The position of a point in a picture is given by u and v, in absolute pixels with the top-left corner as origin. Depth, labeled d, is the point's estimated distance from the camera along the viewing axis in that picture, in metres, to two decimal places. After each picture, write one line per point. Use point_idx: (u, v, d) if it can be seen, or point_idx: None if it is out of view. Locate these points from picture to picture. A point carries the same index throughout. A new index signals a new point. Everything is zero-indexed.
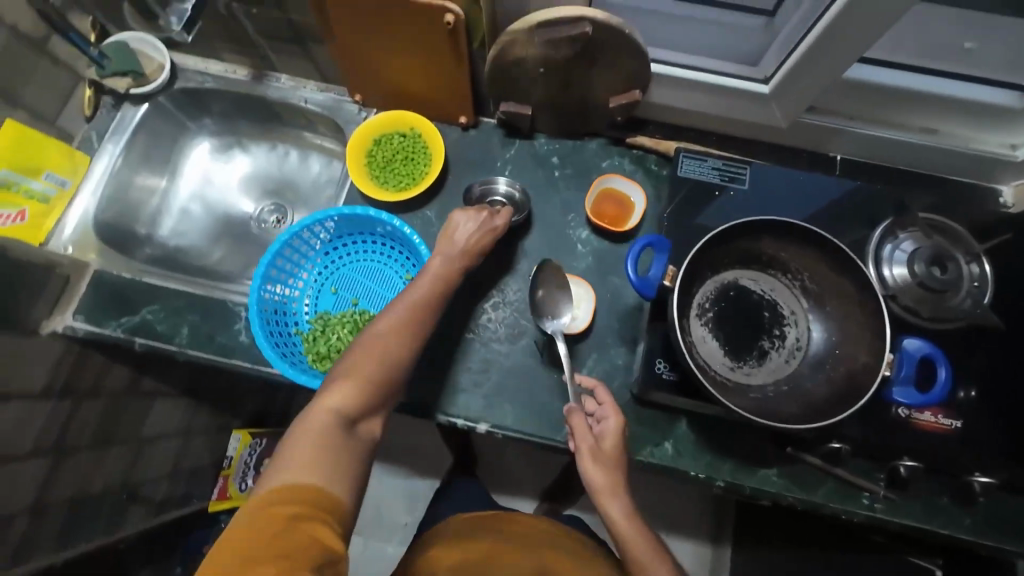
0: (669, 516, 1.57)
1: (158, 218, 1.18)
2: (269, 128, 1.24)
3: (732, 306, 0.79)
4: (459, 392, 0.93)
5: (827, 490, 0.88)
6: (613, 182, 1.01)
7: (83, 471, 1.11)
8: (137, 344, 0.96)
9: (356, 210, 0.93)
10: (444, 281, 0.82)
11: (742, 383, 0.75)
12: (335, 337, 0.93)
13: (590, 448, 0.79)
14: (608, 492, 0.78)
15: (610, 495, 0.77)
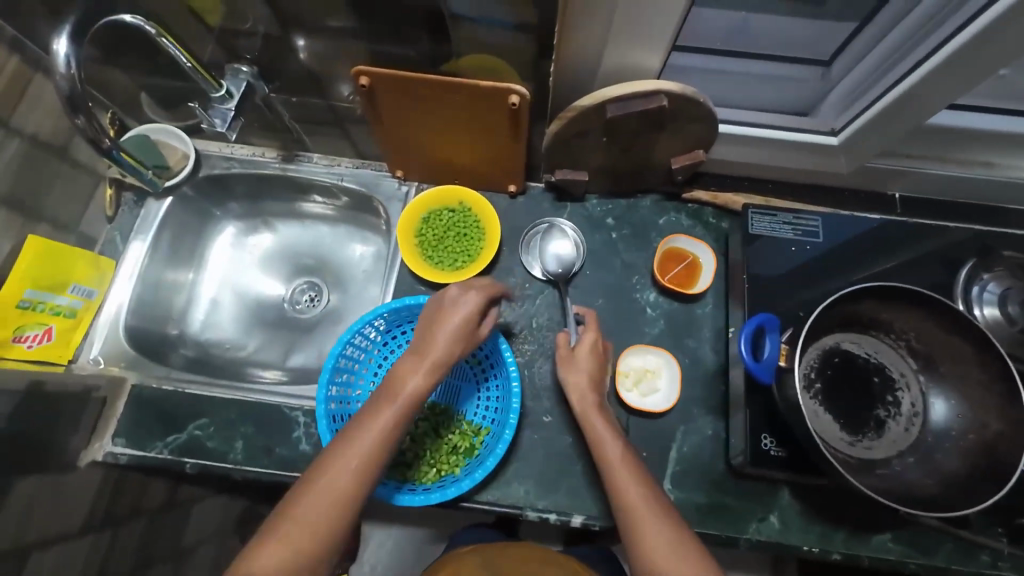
0: None
1: (188, 314, 1.10)
2: (297, 205, 1.18)
3: (840, 374, 0.75)
4: (546, 484, 0.87)
5: (946, 551, 0.83)
6: (677, 241, 0.98)
7: None
8: (187, 466, 0.87)
9: (419, 300, 0.87)
10: (438, 313, 0.70)
11: (865, 459, 0.71)
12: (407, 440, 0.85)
13: (589, 403, 0.79)
14: (620, 471, 0.70)
15: (592, 413, 0.78)
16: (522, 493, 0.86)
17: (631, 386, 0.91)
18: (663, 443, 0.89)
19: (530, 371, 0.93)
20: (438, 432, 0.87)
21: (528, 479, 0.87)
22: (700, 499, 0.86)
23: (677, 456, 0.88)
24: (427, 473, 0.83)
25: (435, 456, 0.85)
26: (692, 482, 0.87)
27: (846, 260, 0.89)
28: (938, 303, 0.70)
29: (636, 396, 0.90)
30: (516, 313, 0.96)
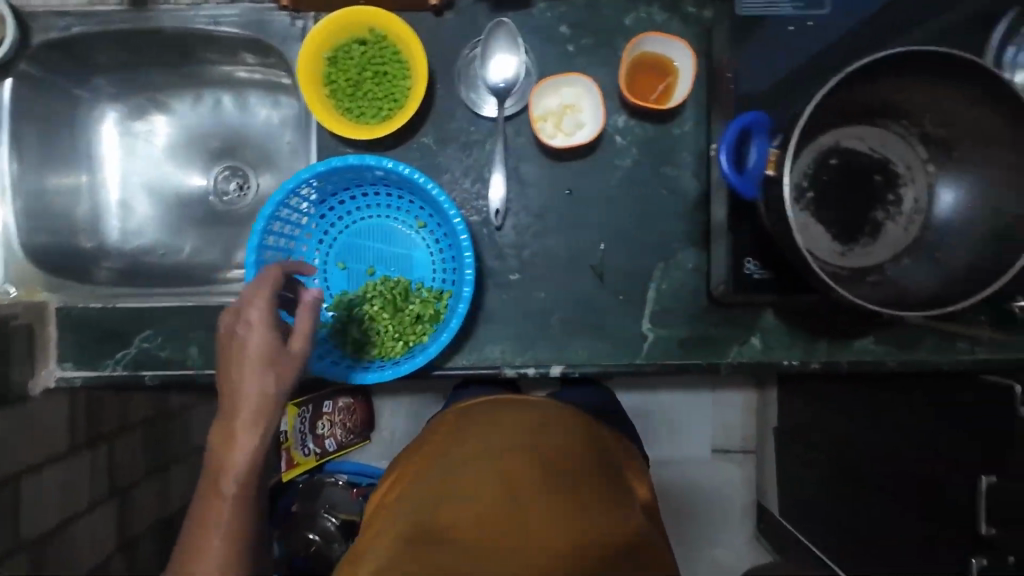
0: None
1: (101, 222, 0.96)
2: (183, 72, 0.96)
3: (837, 177, 0.65)
4: (522, 342, 0.83)
5: (927, 344, 0.83)
6: (647, 44, 0.78)
7: (154, 497, 1.09)
8: (145, 379, 0.82)
9: (338, 161, 0.72)
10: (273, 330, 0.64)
11: (857, 268, 0.65)
12: (368, 321, 0.79)
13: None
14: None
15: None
16: (499, 353, 0.83)
17: (554, 126, 0.79)
18: (641, 284, 0.83)
19: (489, 228, 0.82)
20: (398, 305, 0.79)
21: (502, 338, 0.83)
22: (683, 333, 0.83)
23: (656, 294, 0.83)
24: (395, 347, 0.78)
25: (401, 330, 0.79)
26: (673, 317, 0.83)
27: (858, 31, 0.71)
28: (969, 66, 0.55)
29: (551, 126, 0.79)
30: (465, 163, 0.83)
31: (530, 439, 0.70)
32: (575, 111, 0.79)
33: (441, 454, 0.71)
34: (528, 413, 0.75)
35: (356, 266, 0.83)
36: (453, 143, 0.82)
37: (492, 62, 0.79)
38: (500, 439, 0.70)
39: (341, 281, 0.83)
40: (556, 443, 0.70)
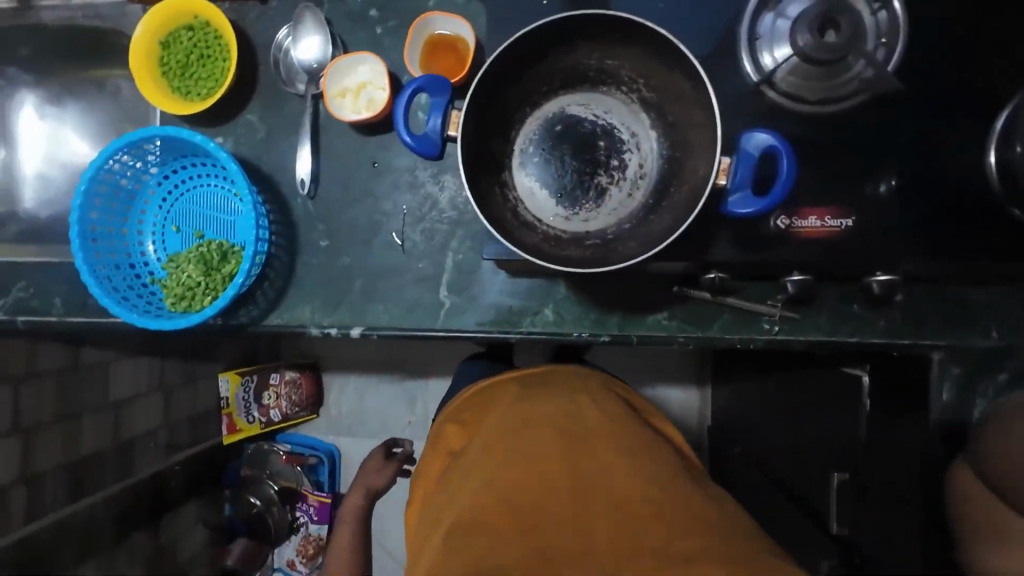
0: (651, 369, 1.59)
1: (17, 193, 1.12)
2: (89, 63, 1.13)
3: (562, 141, 0.66)
4: (328, 303, 0.89)
5: (723, 322, 0.81)
6: (433, 25, 0.83)
7: (62, 438, 1.25)
8: (18, 323, 0.96)
9: (145, 132, 0.82)
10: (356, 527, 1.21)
11: (579, 231, 0.66)
12: (188, 279, 0.87)
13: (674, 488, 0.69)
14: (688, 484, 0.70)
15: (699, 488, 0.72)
16: (308, 314, 0.89)
17: (351, 104, 0.84)
18: (440, 253, 0.87)
19: (303, 198, 0.89)
20: (214, 264, 0.88)
21: (310, 300, 0.89)
22: (477, 301, 0.86)
23: (453, 263, 0.87)
24: (206, 300, 0.86)
25: (213, 287, 0.87)
26: (469, 284, 0.87)
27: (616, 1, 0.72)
28: (641, 29, 0.56)
29: (348, 105, 0.84)
30: (284, 138, 0.90)
31: (542, 416, 0.78)
32: (371, 87, 0.84)
33: (466, 446, 0.81)
34: (534, 397, 0.85)
35: (188, 230, 0.92)
36: (275, 120, 0.90)
37: (305, 45, 0.87)
38: (517, 422, 0.79)
39: (175, 242, 0.93)
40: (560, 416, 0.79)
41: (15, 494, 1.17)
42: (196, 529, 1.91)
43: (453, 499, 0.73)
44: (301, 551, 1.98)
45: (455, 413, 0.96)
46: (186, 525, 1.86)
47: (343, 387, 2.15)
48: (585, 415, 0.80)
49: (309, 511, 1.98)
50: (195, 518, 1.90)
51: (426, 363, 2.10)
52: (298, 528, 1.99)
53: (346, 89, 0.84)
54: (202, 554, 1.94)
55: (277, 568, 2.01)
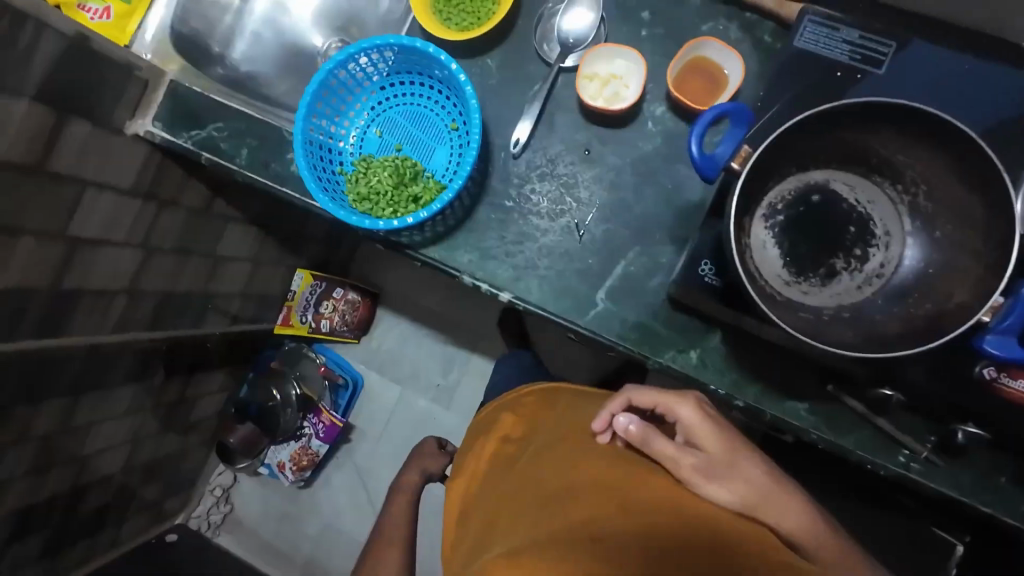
0: None
1: (233, 41, 1.19)
2: None
3: (813, 213, 0.66)
4: (488, 259, 0.91)
5: (860, 437, 0.80)
6: (708, 49, 0.84)
7: (168, 270, 1.29)
8: (203, 158, 1.01)
9: (405, 40, 0.84)
10: None
11: (794, 300, 0.66)
12: (376, 184, 0.90)
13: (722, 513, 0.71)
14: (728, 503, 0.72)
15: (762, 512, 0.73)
16: (466, 261, 0.92)
17: (596, 91, 0.87)
18: (612, 257, 0.88)
19: (507, 156, 0.91)
20: (404, 181, 0.91)
21: (472, 249, 0.91)
22: (628, 316, 0.87)
23: (621, 272, 0.88)
24: (384, 211, 0.89)
25: (396, 201, 0.90)
26: (627, 299, 0.88)
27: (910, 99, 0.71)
28: (968, 145, 0.55)
29: (594, 91, 0.87)
30: (511, 94, 0.92)
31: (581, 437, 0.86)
32: (624, 83, 0.86)
33: (521, 445, 0.91)
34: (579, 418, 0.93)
35: (388, 139, 0.95)
36: (510, 73, 0.92)
37: (570, 17, 0.89)
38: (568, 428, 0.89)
39: (373, 146, 0.95)
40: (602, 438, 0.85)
41: (116, 302, 1.19)
42: (214, 396, 1.98)
43: (508, 481, 0.83)
44: (295, 458, 2.04)
45: (506, 408, 1.04)
46: (209, 389, 1.93)
47: (391, 326, 2.19)
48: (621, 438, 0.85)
49: (317, 426, 2.01)
50: (218, 387, 1.97)
51: (475, 337, 2.12)
52: (299, 437, 2.03)
53: (599, 74, 0.87)
54: (209, 420, 2.01)
55: (266, 464, 2.08)
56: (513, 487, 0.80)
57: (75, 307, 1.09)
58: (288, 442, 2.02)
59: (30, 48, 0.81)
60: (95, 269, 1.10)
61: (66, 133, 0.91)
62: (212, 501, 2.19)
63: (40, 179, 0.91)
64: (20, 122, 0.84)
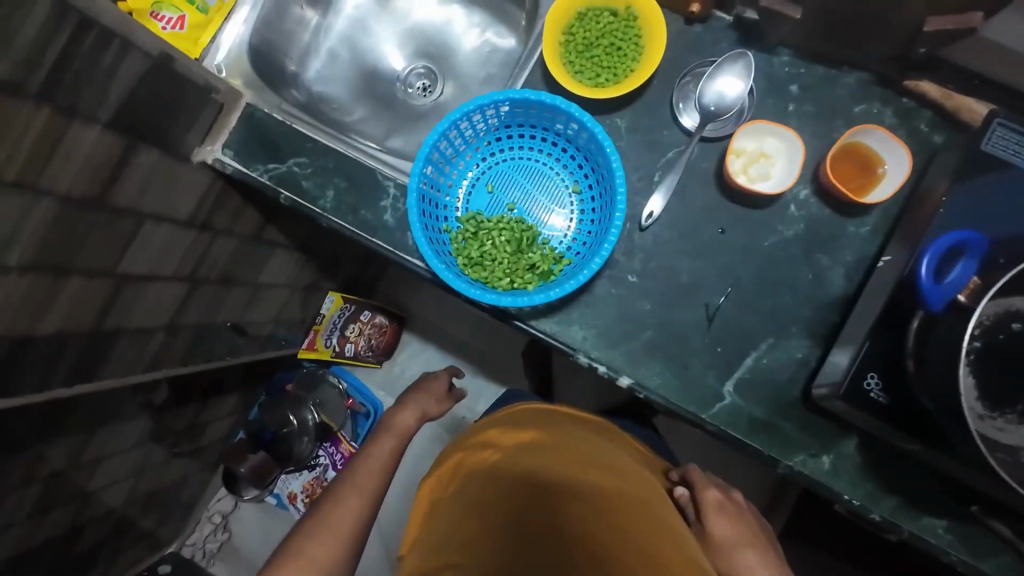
0: None
1: (308, 58, 1.07)
2: None
3: (1011, 344, 0.61)
4: (606, 338, 0.83)
5: (1001, 563, 0.76)
6: (869, 137, 0.78)
7: (210, 301, 1.16)
8: (282, 197, 0.90)
9: (543, 96, 0.75)
10: None
11: (988, 437, 0.61)
12: (491, 249, 0.82)
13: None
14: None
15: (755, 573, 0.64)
16: (580, 337, 0.84)
17: (741, 166, 0.80)
18: (743, 347, 0.82)
19: (632, 227, 0.84)
20: (521, 247, 0.82)
21: (588, 325, 0.84)
22: (756, 412, 0.81)
23: (752, 364, 0.81)
24: (500, 281, 0.81)
25: (512, 269, 0.81)
26: (756, 394, 0.81)
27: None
28: None
29: (740, 165, 0.80)
30: (641, 160, 0.84)
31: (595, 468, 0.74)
32: (771, 163, 0.80)
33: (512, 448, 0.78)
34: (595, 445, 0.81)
35: (500, 195, 0.86)
36: (642, 136, 0.84)
37: (718, 81, 0.81)
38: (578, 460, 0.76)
39: (482, 201, 0.86)
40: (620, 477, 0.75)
41: (155, 338, 1.06)
42: (224, 420, 1.82)
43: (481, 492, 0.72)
44: (307, 489, 1.91)
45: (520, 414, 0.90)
46: (221, 414, 1.78)
47: (415, 353, 2.07)
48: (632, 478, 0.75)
49: (334, 456, 1.88)
50: (229, 411, 1.82)
51: (504, 373, 1.97)
52: (314, 466, 1.90)
53: (751, 150, 0.80)
54: (215, 445, 1.85)
55: (275, 494, 1.94)
56: (482, 501, 0.71)
57: (113, 348, 0.96)
58: (301, 471, 1.89)
59: (112, 71, 0.69)
60: (138, 306, 0.97)
61: (135, 164, 0.79)
62: (209, 530, 2.03)
63: (99, 214, 0.79)
64: (89, 153, 0.72)
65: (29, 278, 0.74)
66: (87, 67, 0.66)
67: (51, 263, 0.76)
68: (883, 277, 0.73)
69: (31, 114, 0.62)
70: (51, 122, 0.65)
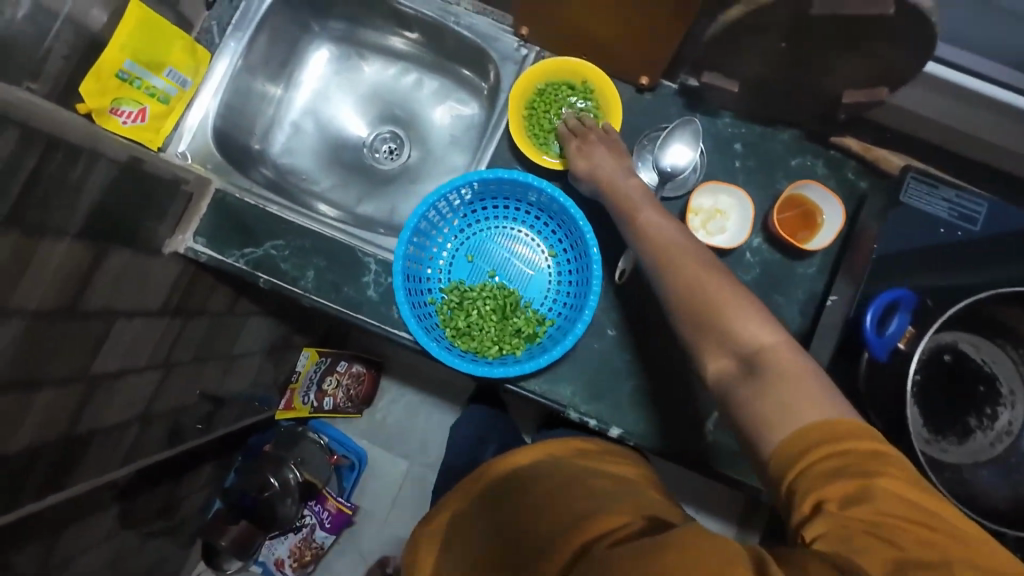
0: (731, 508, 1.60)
1: (272, 132, 1.08)
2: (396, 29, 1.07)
3: (947, 374, 0.70)
4: (593, 390, 0.88)
5: None
6: (809, 190, 0.87)
7: (184, 381, 1.12)
8: (261, 281, 0.90)
9: (514, 175, 0.80)
10: None
11: (937, 459, 0.69)
12: (477, 318, 0.85)
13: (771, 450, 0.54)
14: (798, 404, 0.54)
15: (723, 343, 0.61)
16: (569, 393, 0.88)
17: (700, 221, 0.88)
18: None
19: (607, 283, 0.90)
20: (506, 313, 0.86)
21: (576, 382, 0.88)
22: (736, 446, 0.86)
23: None
24: (488, 349, 0.84)
25: (499, 336, 0.85)
26: None
27: (1010, 255, 0.77)
28: None
29: (698, 221, 0.88)
30: (609, 220, 0.90)
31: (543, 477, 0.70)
32: (725, 217, 0.88)
33: (743, 310, 0.60)
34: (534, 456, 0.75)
35: (481, 264, 0.90)
36: None
37: (670, 147, 0.88)
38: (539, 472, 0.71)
39: (463, 271, 0.90)
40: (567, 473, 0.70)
41: (130, 430, 1.01)
42: (200, 491, 1.73)
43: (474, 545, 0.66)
44: (295, 553, 1.86)
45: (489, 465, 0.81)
46: (197, 486, 1.69)
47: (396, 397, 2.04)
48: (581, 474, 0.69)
49: (321, 516, 1.85)
50: (204, 481, 1.73)
51: None
52: (300, 528, 1.86)
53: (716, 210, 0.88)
54: (193, 519, 1.76)
55: (261, 561, 1.86)
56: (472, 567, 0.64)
57: (88, 447, 0.92)
58: (286, 534, 1.84)
59: (80, 182, 0.68)
60: (114, 402, 0.93)
61: (106, 265, 0.77)
62: None
63: (72, 320, 0.76)
64: (58, 266, 0.69)
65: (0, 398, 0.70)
66: (56, 183, 0.65)
67: (23, 378, 0.73)
68: (832, 315, 0.81)
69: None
70: (21, 243, 0.63)
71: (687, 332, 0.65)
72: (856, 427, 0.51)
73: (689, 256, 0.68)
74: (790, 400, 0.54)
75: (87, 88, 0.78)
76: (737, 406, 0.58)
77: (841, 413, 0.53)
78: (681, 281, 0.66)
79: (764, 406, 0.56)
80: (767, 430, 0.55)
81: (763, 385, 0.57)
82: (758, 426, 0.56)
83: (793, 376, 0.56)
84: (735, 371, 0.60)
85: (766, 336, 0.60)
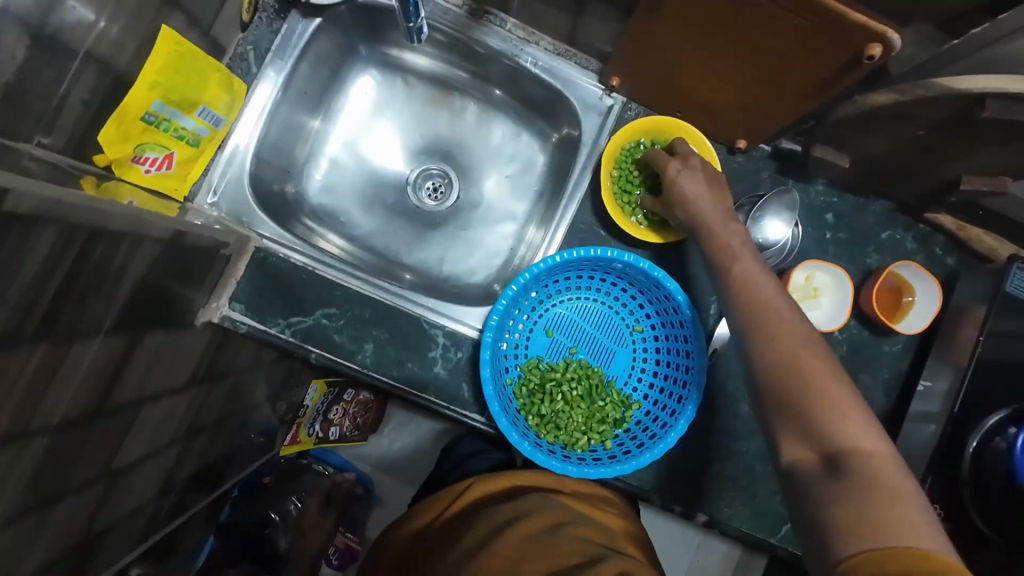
0: None
1: (308, 171, 0.95)
2: (451, 56, 0.94)
3: None
4: (677, 475, 0.79)
5: None
6: (905, 269, 0.85)
7: (201, 446, 0.99)
8: (313, 356, 0.79)
9: (608, 253, 0.75)
10: None
11: None
12: (560, 402, 0.79)
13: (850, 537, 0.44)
14: (888, 504, 0.44)
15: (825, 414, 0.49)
16: (651, 476, 0.79)
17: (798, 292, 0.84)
18: None
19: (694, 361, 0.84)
20: (592, 396, 0.80)
21: (658, 466, 0.79)
22: None
23: None
24: (574, 437, 0.78)
25: (585, 423, 0.79)
26: None
27: None
28: None
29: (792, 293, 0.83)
30: (700, 294, 0.84)
31: (530, 516, 0.66)
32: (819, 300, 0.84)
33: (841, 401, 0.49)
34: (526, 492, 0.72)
35: (560, 339, 0.84)
36: (696, 269, 0.84)
37: (768, 221, 0.83)
38: (525, 506, 0.68)
39: (541, 346, 0.83)
40: (553, 515, 0.66)
41: (144, 512, 0.88)
42: None
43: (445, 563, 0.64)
44: None
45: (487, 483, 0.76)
46: None
47: None
48: (568, 522, 0.66)
49: None
50: None
51: None
52: None
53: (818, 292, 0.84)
54: None
55: None
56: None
57: (103, 543, 0.79)
58: None
59: (119, 268, 0.55)
60: (132, 489, 0.81)
61: (137, 355, 0.65)
62: None
63: (96, 421, 0.63)
64: (88, 369, 0.56)
65: (15, 527, 0.57)
66: (92, 276, 0.52)
67: (40, 499, 0.60)
68: (929, 405, 0.79)
69: (26, 356, 0.47)
70: (50, 354, 0.50)
71: (766, 399, 0.53)
72: (956, 570, 0.40)
73: (790, 321, 0.56)
74: (882, 516, 0.44)
75: (107, 134, 0.64)
76: (812, 507, 0.48)
77: (941, 548, 0.43)
78: (773, 348, 0.54)
79: (849, 517, 0.45)
80: (840, 536, 0.45)
81: (854, 491, 0.45)
82: (830, 532, 0.45)
83: (887, 481, 0.45)
84: (816, 467, 0.49)
85: (860, 435, 0.48)
